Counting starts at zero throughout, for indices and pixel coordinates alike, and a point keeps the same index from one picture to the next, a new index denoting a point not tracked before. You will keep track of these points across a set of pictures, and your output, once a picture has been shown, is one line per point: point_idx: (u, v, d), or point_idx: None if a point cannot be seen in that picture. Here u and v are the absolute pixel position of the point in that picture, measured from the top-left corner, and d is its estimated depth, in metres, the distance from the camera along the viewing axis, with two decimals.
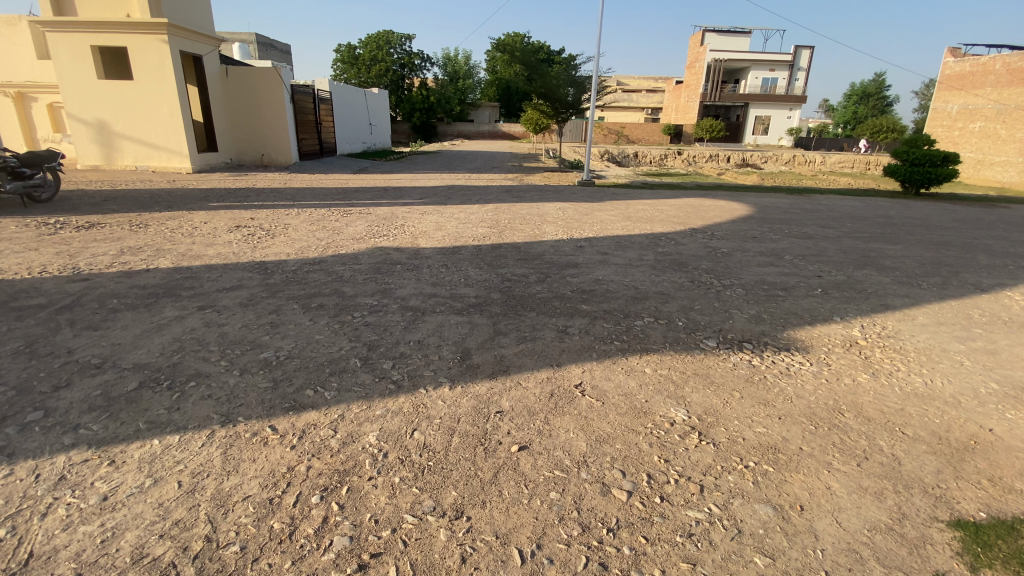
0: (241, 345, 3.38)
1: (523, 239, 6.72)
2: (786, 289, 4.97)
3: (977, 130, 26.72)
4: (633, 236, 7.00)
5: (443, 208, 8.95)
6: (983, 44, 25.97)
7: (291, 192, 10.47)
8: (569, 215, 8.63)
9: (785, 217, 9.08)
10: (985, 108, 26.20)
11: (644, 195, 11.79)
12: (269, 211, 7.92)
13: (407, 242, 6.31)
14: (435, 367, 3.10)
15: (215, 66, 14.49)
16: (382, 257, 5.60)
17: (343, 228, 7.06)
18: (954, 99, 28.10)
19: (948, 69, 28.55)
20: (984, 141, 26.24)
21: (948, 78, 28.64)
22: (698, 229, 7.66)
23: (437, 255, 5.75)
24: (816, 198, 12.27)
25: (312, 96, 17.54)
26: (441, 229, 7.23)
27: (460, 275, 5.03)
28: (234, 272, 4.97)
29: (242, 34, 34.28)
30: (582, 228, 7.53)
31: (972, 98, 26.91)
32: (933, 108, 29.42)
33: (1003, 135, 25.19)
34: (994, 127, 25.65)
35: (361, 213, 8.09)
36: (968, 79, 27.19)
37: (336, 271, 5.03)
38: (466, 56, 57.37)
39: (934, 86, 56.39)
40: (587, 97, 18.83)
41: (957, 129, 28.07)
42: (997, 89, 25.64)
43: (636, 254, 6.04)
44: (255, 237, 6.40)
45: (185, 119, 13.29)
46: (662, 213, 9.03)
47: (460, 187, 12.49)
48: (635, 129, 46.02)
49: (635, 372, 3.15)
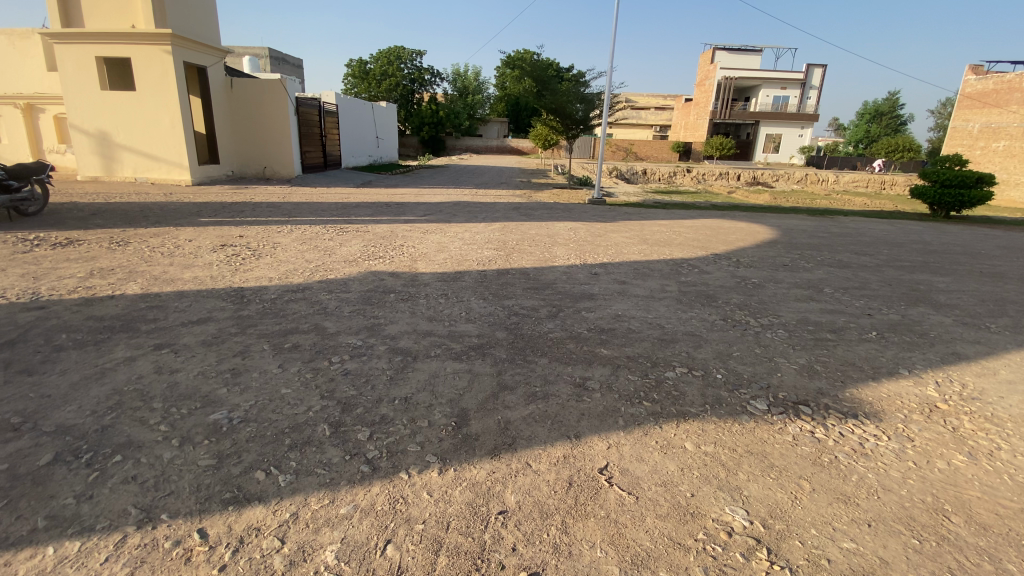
0: (190, 402, 2.77)
1: (533, 264, 6.14)
2: (835, 331, 4.33)
3: (1000, 149, 26.10)
4: (652, 262, 6.42)
5: (446, 227, 8.41)
6: (1005, 62, 25.43)
7: (290, 207, 10.00)
8: (581, 237, 8.08)
9: (813, 242, 8.47)
10: (1009, 127, 25.62)
11: (658, 215, 11.24)
12: (262, 228, 7.40)
13: (406, 266, 5.75)
14: (422, 439, 2.49)
15: (220, 78, 14.18)
16: (375, 284, 5.02)
17: (337, 248, 6.51)
18: (975, 117, 27.49)
19: (969, 87, 27.91)
20: (1008, 160, 25.63)
21: (969, 97, 28.02)
22: (722, 255, 7.07)
23: (436, 282, 5.18)
24: (840, 220, 11.68)
25: (319, 109, 17.24)
26: (443, 250, 6.67)
27: (461, 307, 4.44)
28: (206, 301, 4.39)
29: (254, 48, 34.44)
30: (595, 251, 6.94)
31: (995, 117, 26.31)
32: (953, 126, 28.72)
33: None
34: (1019, 146, 25.03)
35: (359, 232, 7.56)
36: (992, 98, 26.58)
37: (322, 302, 4.44)
38: (475, 71, 57.63)
39: (949, 106, 55.68)
40: (598, 114, 18.42)
41: (979, 148, 27.48)
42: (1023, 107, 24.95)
43: (657, 283, 5.44)
44: (239, 258, 5.85)
45: (186, 130, 12.90)
46: (680, 235, 8.45)
47: (465, 203, 11.99)
48: (644, 145, 45.72)
49: (672, 449, 2.52)
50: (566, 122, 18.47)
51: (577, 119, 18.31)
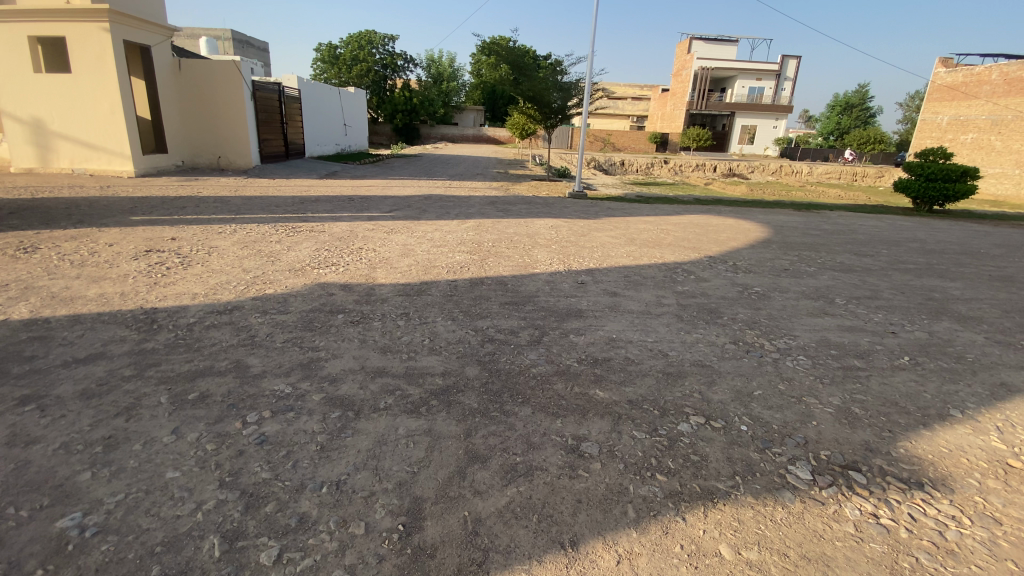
0: (29, 502, 1.94)
1: (510, 271, 5.39)
2: (862, 356, 3.72)
3: (969, 141, 26.39)
4: (643, 268, 5.75)
5: (415, 225, 7.59)
6: (975, 55, 25.77)
7: (240, 202, 9.00)
8: (563, 237, 7.38)
9: (808, 241, 7.97)
10: (977, 120, 25.91)
11: (642, 210, 10.62)
12: (200, 229, 6.45)
13: (365, 275, 4.93)
14: (353, 562, 1.74)
15: (168, 58, 12.85)
16: (323, 300, 4.20)
17: (286, 253, 5.63)
18: (945, 110, 27.82)
19: (939, 79, 28.25)
20: (977, 153, 25.99)
21: (938, 89, 28.39)
22: (718, 257, 6.45)
23: (397, 296, 4.39)
24: (828, 216, 11.28)
25: (280, 93, 16.03)
26: (409, 254, 5.87)
27: (423, 332, 3.67)
28: (103, 329, 3.50)
29: (216, 30, 32.56)
30: (580, 255, 6.23)
31: (964, 109, 26.67)
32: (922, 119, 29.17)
33: (999, 147, 24.86)
34: (989, 138, 25.32)
35: (314, 232, 6.68)
36: (960, 91, 26.98)
37: (252, 328, 3.61)
38: (450, 58, 56.14)
39: (918, 98, 56.67)
40: (575, 103, 17.66)
41: (948, 140, 27.74)
42: (991, 100, 25.24)
43: (653, 295, 4.77)
44: (165, 267, 4.93)
45: (128, 117, 11.57)
46: (669, 235, 7.84)
47: (438, 197, 11.15)
48: (622, 135, 45.16)
49: (704, 561, 1.82)
50: (544, 110, 17.67)
51: (555, 108, 17.54)
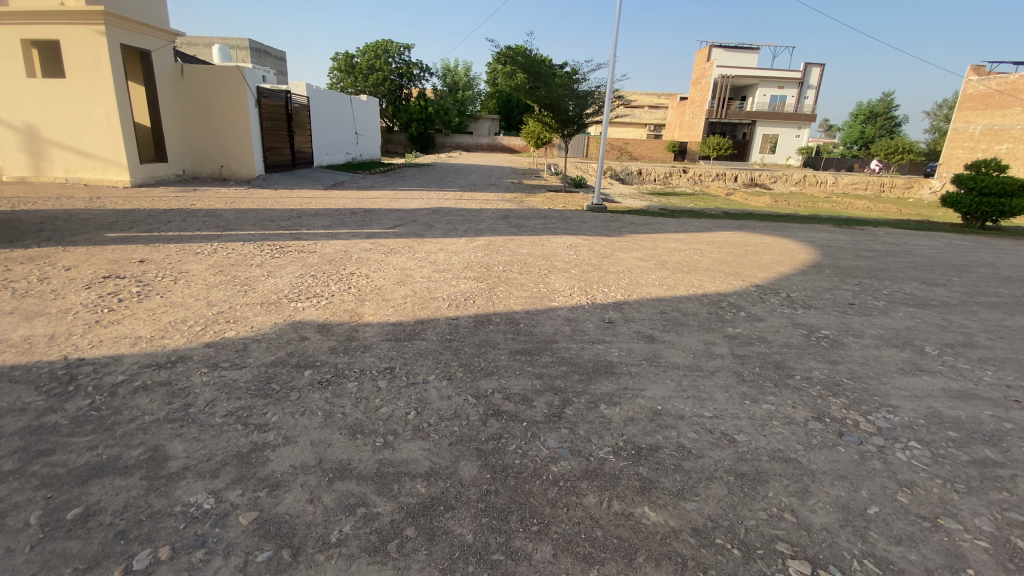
0: None
1: (523, 304, 4.55)
2: (992, 441, 2.77)
3: (1005, 152, 25.96)
4: (682, 301, 4.86)
5: (418, 244, 6.79)
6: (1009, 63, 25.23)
7: (233, 215, 8.33)
8: (584, 258, 6.52)
9: (863, 266, 7.00)
10: (1013, 129, 25.47)
11: (669, 226, 9.73)
12: (176, 249, 5.76)
13: (350, 312, 4.11)
14: None
15: (169, 63, 12.35)
16: (290, 349, 3.39)
17: (263, 280, 4.85)
18: (977, 119, 27.36)
19: (970, 88, 27.77)
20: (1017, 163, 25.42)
21: (969, 98, 27.87)
22: (766, 287, 5.53)
23: (383, 342, 3.55)
24: (873, 234, 10.29)
25: (288, 100, 15.51)
26: (406, 281, 5.05)
27: (409, 398, 2.81)
28: (2, 393, 2.74)
29: (236, 38, 32.60)
30: (605, 283, 5.36)
31: (998, 118, 26.18)
32: (953, 128, 28.51)
33: None
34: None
35: (303, 252, 5.93)
36: (993, 99, 26.37)
37: (191, 393, 2.80)
38: (467, 67, 55.83)
39: (945, 107, 54.93)
40: (591, 111, 16.89)
41: (981, 150, 27.30)
42: None
43: (699, 341, 3.85)
44: (117, 299, 4.18)
45: (124, 123, 11.05)
46: (704, 256, 6.92)
47: (447, 210, 10.39)
48: (640, 144, 44.23)
49: None
50: (560, 118, 16.94)
51: (570, 115, 16.80)
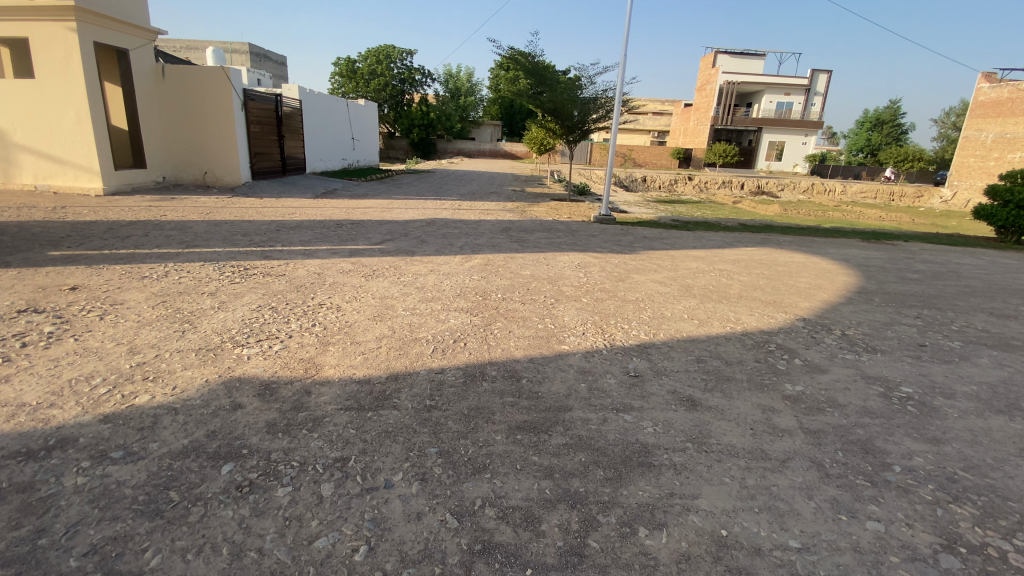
0: None
1: (527, 347, 3.70)
2: None
3: (1017, 160, 25.32)
4: (720, 344, 3.97)
5: (405, 264, 5.94)
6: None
7: (204, 227, 7.50)
8: (596, 282, 5.67)
9: (915, 291, 6.12)
10: None
11: (686, 240, 8.89)
12: (119, 274, 4.91)
13: (307, 363, 3.24)
14: None
15: (150, 63, 11.62)
16: (213, 427, 2.52)
17: (210, 315, 3.98)
18: (989, 127, 26.71)
19: (981, 95, 27.26)
20: None
21: (981, 105, 27.33)
22: (815, 323, 4.68)
23: (340, 413, 2.67)
24: (907, 250, 9.42)
25: (278, 104, 14.75)
26: (385, 315, 4.18)
27: (363, 519, 1.95)
28: None
29: (234, 42, 31.97)
30: (624, 316, 4.49)
31: (1011, 126, 25.58)
32: (965, 135, 27.84)
33: None
34: None
35: (269, 276, 5.09)
36: (1005, 107, 25.88)
37: (46, 511, 1.93)
38: (469, 72, 55.19)
39: (953, 114, 54.15)
40: (598, 116, 16.04)
41: (993, 158, 26.64)
42: None
43: (753, 410, 2.97)
44: (17, 344, 3.32)
45: (97, 127, 10.25)
46: (732, 280, 6.06)
47: (444, 222, 9.54)
48: (644, 151, 43.53)
49: None
50: (564, 124, 16.11)
51: (576, 121, 15.93)
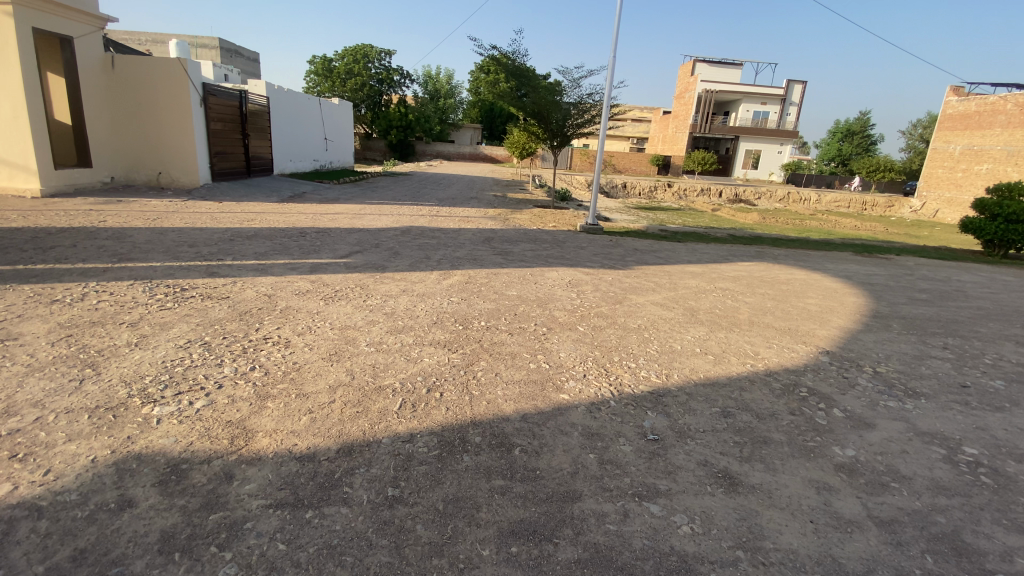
0: None
1: (518, 395, 3.02)
2: None
3: (984, 172, 25.57)
4: (744, 389, 3.36)
5: (373, 283, 5.21)
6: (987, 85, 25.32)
7: (146, 236, 6.61)
8: (590, 304, 5.04)
9: (929, 315, 5.68)
10: (993, 150, 25.11)
11: (679, 253, 8.38)
12: (21, 296, 4.04)
13: (235, 429, 2.49)
14: None
15: (98, 53, 10.57)
16: (79, 547, 1.77)
17: (121, 355, 3.18)
18: (957, 139, 27.20)
19: (950, 108, 27.86)
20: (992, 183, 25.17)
21: (949, 118, 27.93)
22: (839, 357, 4.13)
23: (268, 516, 1.95)
24: (904, 266, 9.08)
25: (242, 100, 13.79)
26: (344, 353, 3.44)
27: None
28: None
29: (202, 37, 30.59)
30: (627, 350, 3.86)
31: (977, 139, 25.96)
32: (933, 147, 28.38)
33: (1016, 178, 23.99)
34: (1005, 170, 24.51)
35: (210, 300, 4.29)
36: (973, 120, 26.38)
37: None
38: (450, 74, 54.46)
39: (920, 127, 55.77)
40: (583, 121, 15.52)
41: (961, 170, 26.99)
42: (1007, 130, 24.53)
43: (806, 490, 2.36)
44: None
45: (37, 123, 9.16)
46: (738, 302, 5.51)
47: (420, 231, 8.82)
48: (624, 157, 43.49)
49: None
50: (548, 128, 15.54)
51: (561, 125, 15.38)
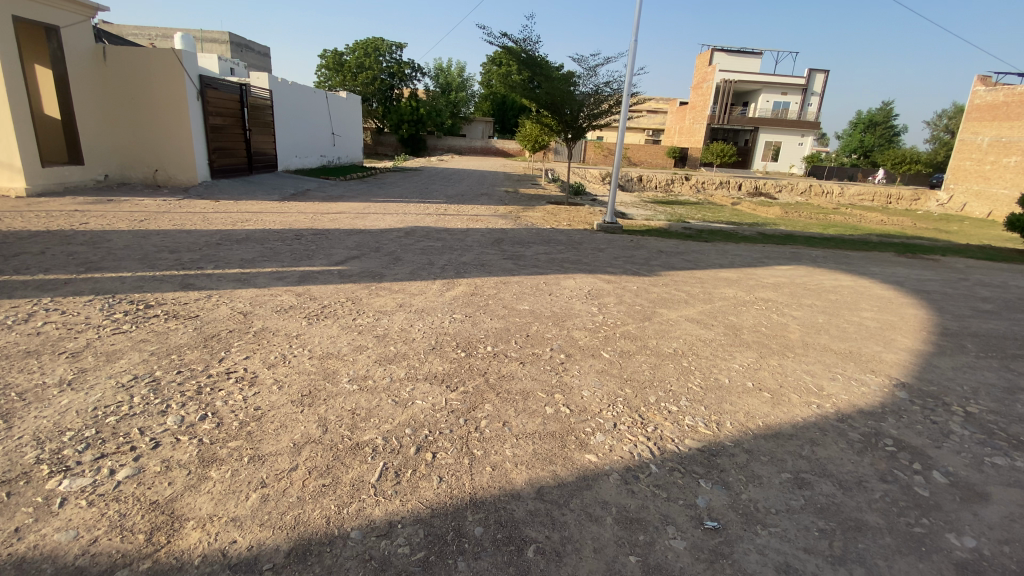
0: None
1: (530, 457, 2.36)
2: None
3: (1012, 164, 24.08)
4: (817, 443, 2.67)
5: (366, 296, 4.59)
6: None
7: (127, 240, 6.09)
8: (613, 322, 4.35)
9: (1004, 332, 4.89)
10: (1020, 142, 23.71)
11: (707, 256, 7.64)
12: None
13: (159, 517, 1.89)
14: None
15: (87, 43, 10.06)
16: None
17: (42, 398, 2.58)
18: (984, 130, 25.70)
19: (976, 98, 26.35)
20: (1020, 176, 23.71)
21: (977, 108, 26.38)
22: (919, 392, 3.41)
23: None
24: (955, 269, 8.20)
25: (243, 94, 13.27)
26: (320, 393, 2.82)
27: None
28: None
29: (213, 32, 30.27)
30: (664, 386, 3.19)
31: (1006, 130, 24.53)
32: (960, 139, 26.92)
33: None
34: None
35: (173, 320, 3.70)
36: (1001, 111, 24.89)
37: None
38: (461, 67, 53.62)
39: (946, 117, 53.43)
40: (600, 111, 14.68)
41: (988, 162, 25.55)
42: None
43: None
44: None
45: (20, 117, 8.68)
46: (784, 317, 4.78)
47: (425, 232, 8.19)
48: (639, 150, 42.40)
49: None
50: (561, 120, 14.75)
51: (575, 116, 14.58)
